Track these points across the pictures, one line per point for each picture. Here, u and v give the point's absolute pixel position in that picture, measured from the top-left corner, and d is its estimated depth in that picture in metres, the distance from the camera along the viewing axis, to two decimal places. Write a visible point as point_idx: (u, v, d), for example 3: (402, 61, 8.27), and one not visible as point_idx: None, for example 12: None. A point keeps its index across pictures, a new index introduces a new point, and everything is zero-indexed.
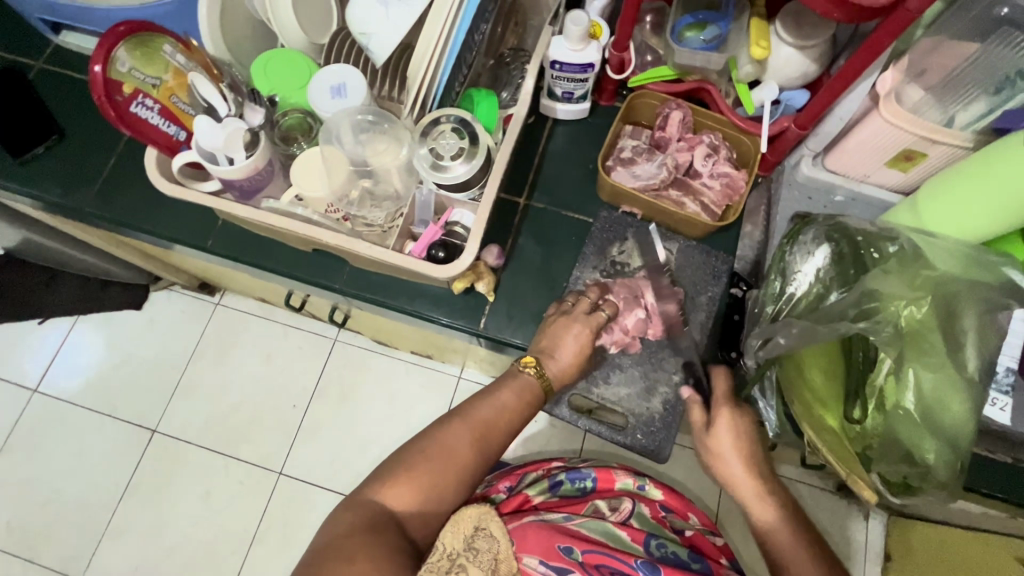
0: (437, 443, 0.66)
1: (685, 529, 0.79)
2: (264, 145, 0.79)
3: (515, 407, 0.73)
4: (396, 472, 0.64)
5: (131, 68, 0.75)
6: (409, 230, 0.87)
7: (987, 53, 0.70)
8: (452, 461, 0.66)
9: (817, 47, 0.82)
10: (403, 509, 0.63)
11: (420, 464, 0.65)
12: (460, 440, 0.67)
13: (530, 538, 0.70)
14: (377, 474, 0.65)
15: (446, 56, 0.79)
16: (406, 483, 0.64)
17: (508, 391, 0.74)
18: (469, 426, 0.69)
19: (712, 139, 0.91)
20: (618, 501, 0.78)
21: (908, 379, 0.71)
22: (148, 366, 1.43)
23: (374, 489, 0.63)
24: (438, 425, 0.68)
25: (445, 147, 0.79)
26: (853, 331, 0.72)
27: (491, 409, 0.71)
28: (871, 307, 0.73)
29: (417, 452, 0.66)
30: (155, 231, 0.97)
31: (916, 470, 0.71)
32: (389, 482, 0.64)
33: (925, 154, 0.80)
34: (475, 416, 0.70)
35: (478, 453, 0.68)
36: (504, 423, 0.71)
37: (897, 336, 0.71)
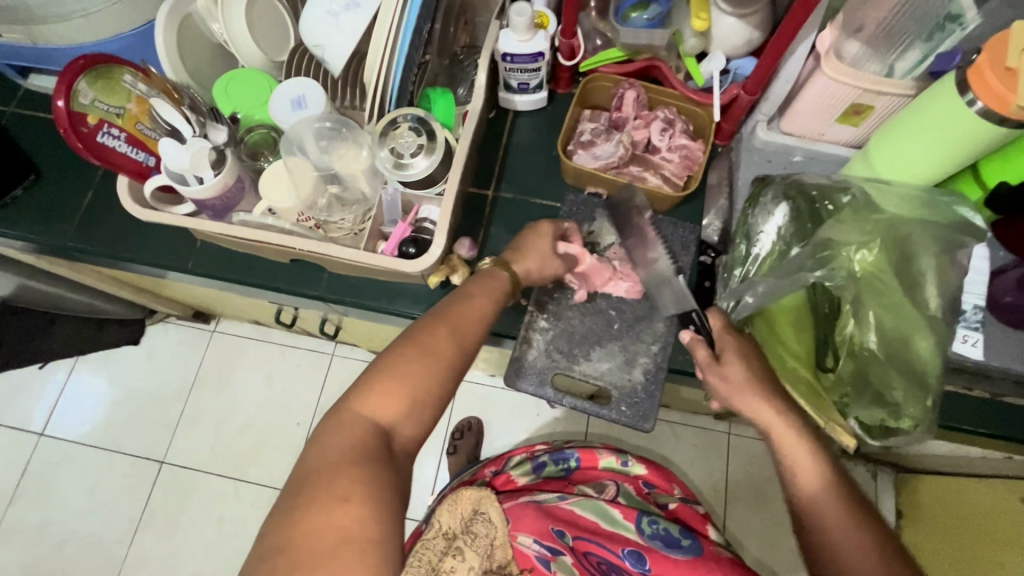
0: (418, 349, 0.62)
1: (669, 503, 0.81)
2: (231, 161, 0.82)
3: (489, 308, 0.70)
4: (376, 383, 0.60)
5: (94, 99, 0.78)
6: (378, 230, 0.87)
7: (916, 2, 0.73)
8: (434, 367, 0.62)
9: (756, 14, 0.85)
10: (388, 418, 0.59)
11: (403, 372, 0.60)
12: (440, 343, 0.64)
13: (525, 517, 0.73)
14: (357, 387, 0.60)
15: (397, 57, 0.81)
16: (391, 391, 0.59)
17: (483, 295, 0.71)
18: (448, 329, 0.65)
19: (667, 114, 0.93)
20: (603, 484, 0.81)
21: (870, 321, 0.73)
22: (150, 397, 1.45)
23: (356, 405, 0.59)
24: (416, 332, 0.64)
25: (404, 145, 0.81)
26: (812, 279, 0.75)
27: (469, 315, 0.67)
28: (826, 255, 0.76)
29: (398, 360, 0.61)
30: (137, 259, 0.99)
31: (889, 411, 0.73)
32: (373, 391, 0.59)
33: (871, 106, 0.82)
34: (455, 321, 0.66)
35: (461, 355, 0.65)
36: (483, 323, 0.68)
37: (852, 280, 0.74)
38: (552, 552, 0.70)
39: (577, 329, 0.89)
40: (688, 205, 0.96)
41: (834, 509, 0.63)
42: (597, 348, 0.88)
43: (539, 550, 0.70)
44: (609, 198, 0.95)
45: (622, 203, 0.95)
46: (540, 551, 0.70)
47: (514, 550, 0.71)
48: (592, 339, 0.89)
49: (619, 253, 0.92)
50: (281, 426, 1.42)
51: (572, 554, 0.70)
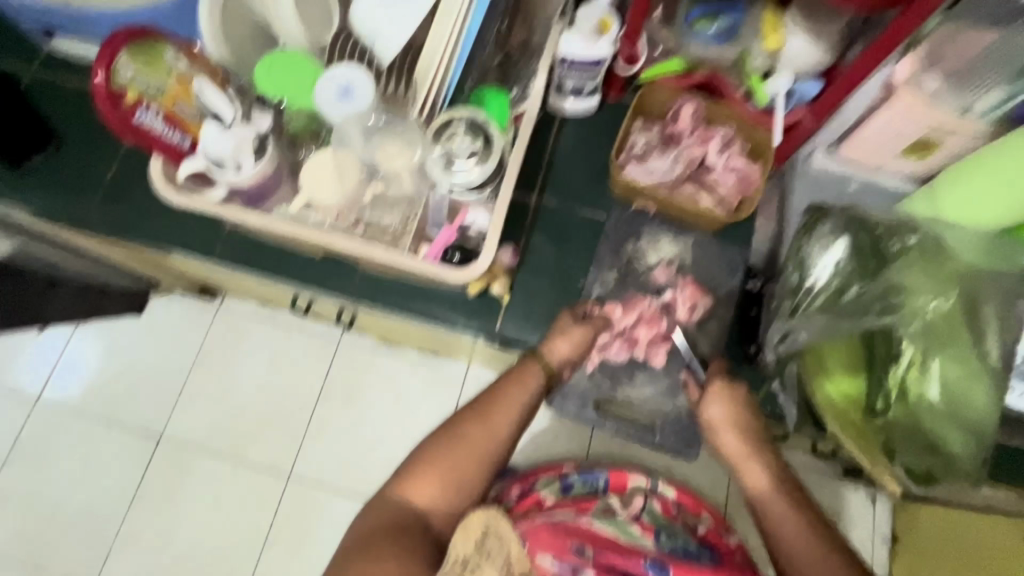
0: (455, 441, 0.67)
1: (698, 525, 0.79)
2: (273, 149, 0.78)
3: (523, 400, 0.72)
4: (415, 468, 0.66)
5: (134, 75, 0.74)
6: (423, 232, 0.86)
7: (1006, 41, 0.69)
8: (468, 459, 0.66)
9: (831, 37, 0.81)
10: (427, 501, 0.65)
11: (440, 460, 0.66)
12: (476, 437, 0.68)
13: (543, 535, 0.67)
14: (401, 470, 0.67)
15: (456, 60, 0.80)
16: (427, 480, 0.65)
17: (518, 386, 0.72)
18: (483, 424, 0.68)
19: (726, 133, 0.89)
20: (629, 498, 0.79)
21: (932, 370, 0.72)
22: (152, 372, 1.41)
23: (398, 485, 0.65)
24: (455, 425, 0.68)
25: (459, 149, 0.77)
26: (879, 326, 0.74)
27: (505, 408, 0.70)
28: (896, 300, 0.74)
29: (436, 448, 0.67)
30: (157, 239, 0.95)
31: (939, 460, 0.72)
32: (411, 480, 0.65)
33: (940, 142, 0.80)
34: (490, 414, 0.69)
35: (494, 447, 0.68)
36: (519, 416, 0.71)
37: (925, 331, 0.72)
38: (574, 570, 0.66)
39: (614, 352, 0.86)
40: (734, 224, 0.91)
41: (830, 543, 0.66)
42: (641, 373, 0.87)
43: (559, 569, 0.66)
44: (656, 214, 0.93)
45: (666, 220, 0.93)
46: (561, 570, 0.66)
47: (533, 570, 0.65)
48: (636, 362, 0.87)
49: (666, 274, 0.90)
50: (287, 414, 1.38)
51: (595, 568, 0.67)
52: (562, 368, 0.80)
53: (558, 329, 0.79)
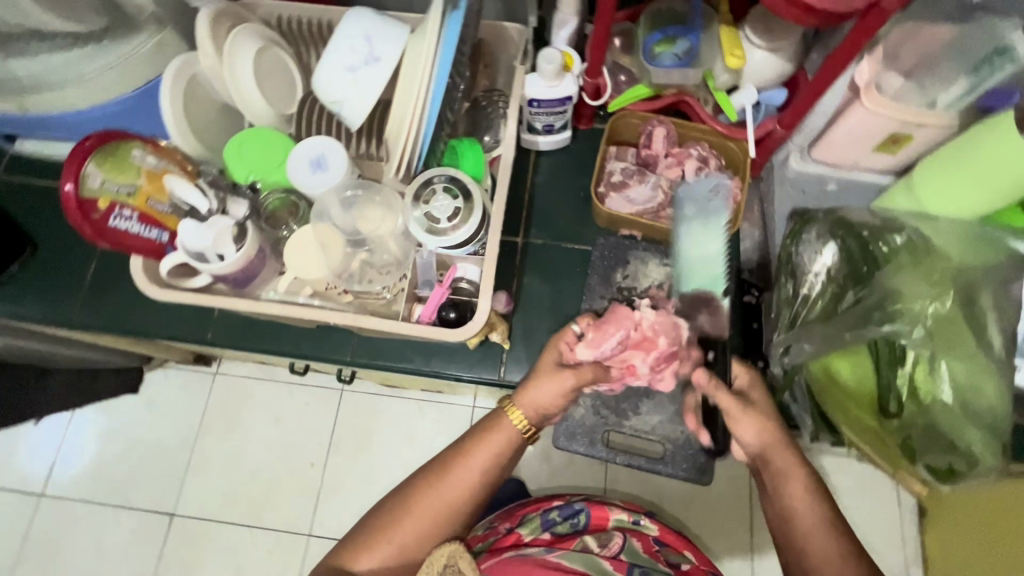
0: (403, 507, 0.64)
1: (680, 564, 0.75)
2: (253, 234, 0.77)
3: (488, 459, 0.66)
4: (361, 538, 0.64)
5: (103, 181, 0.72)
6: (414, 292, 0.84)
7: (964, 34, 0.71)
8: (416, 524, 0.64)
9: (790, 48, 0.83)
10: (377, 571, 0.63)
11: (387, 532, 0.64)
12: (428, 508, 0.64)
13: (508, 575, 0.66)
14: (350, 540, 0.64)
15: (425, 119, 0.76)
16: (373, 547, 0.63)
17: (481, 450, 0.66)
18: (436, 494, 0.64)
19: (700, 151, 0.90)
20: (606, 536, 0.75)
21: (942, 370, 0.70)
22: (156, 451, 1.38)
23: (343, 555, 0.64)
24: (406, 494, 0.65)
25: (439, 209, 0.77)
26: (879, 335, 0.72)
27: (465, 467, 0.65)
28: (894, 308, 0.72)
29: (385, 519, 0.64)
30: (148, 329, 0.94)
31: (960, 459, 0.70)
32: (359, 549, 0.63)
33: (911, 136, 0.81)
34: (445, 476, 0.65)
35: (448, 516, 0.64)
36: (481, 475, 0.65)
37: (928, 337, 0.71)
38: None
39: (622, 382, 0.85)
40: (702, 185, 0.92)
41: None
42: (645, 402, 0.85)
43: None
44: (643, 238, 0.93)
45: (654, 242, 0.93)
46: None
47: None
48: (640, 391, 0.85)
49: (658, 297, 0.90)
50: (299, 472, 1.36)
51: None
52: (546, 417, 0.69)
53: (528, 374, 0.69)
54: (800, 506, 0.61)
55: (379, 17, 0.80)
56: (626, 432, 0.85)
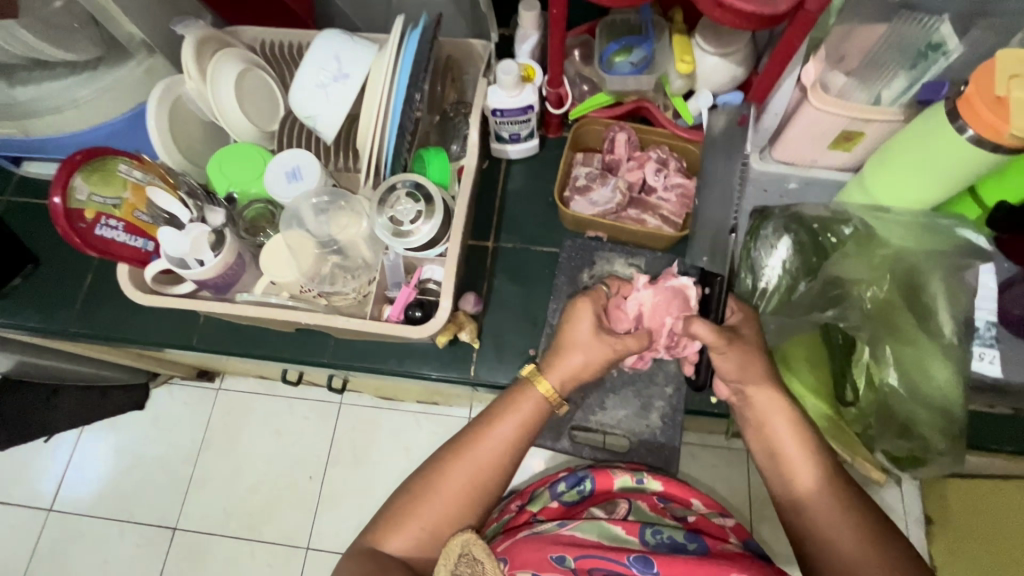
0: (431, 484, 0.65)
1: (687, 515, 0.77)
2: (231, 240, 0.82)
3: (514, 430, 0.67)
4: (391, 518, 0.64)
5: (91, 194, 0.77)
6: (384, 294, 0.88)
7: (895, 30, 0.74)
8: (445, 501, 0.64)
9: (739, 53, 0.86)
10: (409, 550, 0.63)
11: (417, 508, 0.64)
12: (458, 483, 0.65)
13: (523, 552, 0.67)
14: (384, 516, 0.65)
15: (389, 127, 0.81)
16: (404, 526, 0.63)
17: (509, 420, 0.68)
18: (467, 468, 0.65)
19: (660, 154, 0.94)
20: (614, 505, 0.78)
21: (887, 356, 0.72)
22: (158, 466, 1.42)
23: (377, 534, 0.64)
24: (436, 471, 0.65)
25: (403, 212, 0.81)
26: (825, 320, 0.78)
27: (491, 440, 0.66)
28: (837, 294, 0.77)
29: (413, 498, 0.65)
30: (141, 340, 0.98)
31: (916, 443, 0.71)
32: (391, 529, 0.64)
33: (862, 132, 0.82)
34: (471, 451, 0.66)
35: (479, 490, 0.65)
36: (507, 447, 0.66)
37: (867, 318, 0.74)
38: None
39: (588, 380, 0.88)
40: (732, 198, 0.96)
41: (851, 541, 0.58)
42: (611, 397, 0.86)
43: None
44: (608, 239, 0.95)
45: (620, 244, 0.95)
46: None
47: None
48: (605, 387, 0.87)
49: None
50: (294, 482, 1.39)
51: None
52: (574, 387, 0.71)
53: (570, 341, 0.71)
54: (789, 446, 0.64)
55: (347, 37, 0.86)
56: (592, 428, 0.86)
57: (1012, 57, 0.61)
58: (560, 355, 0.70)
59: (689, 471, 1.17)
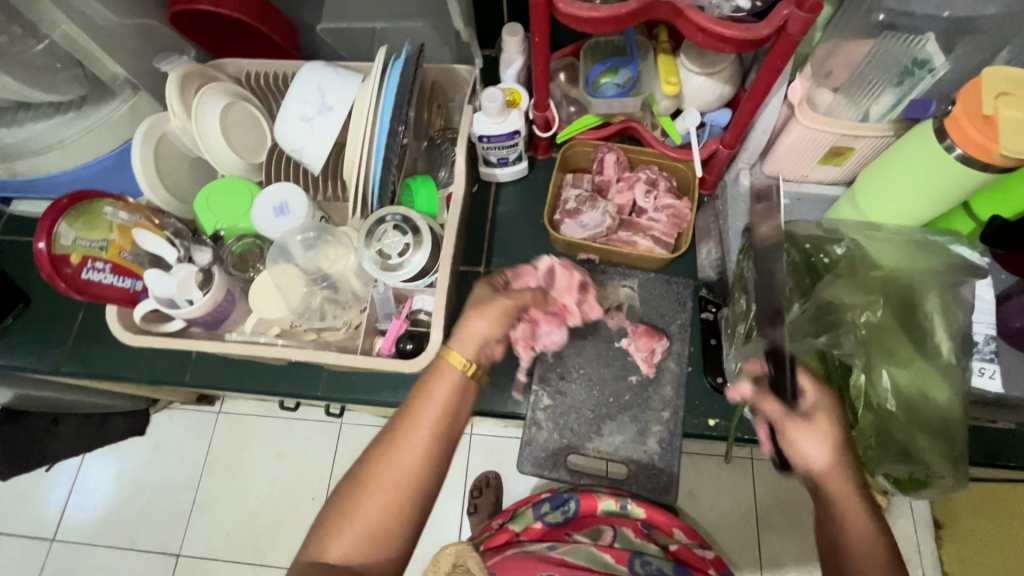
0: (359, 489, 0.57)
1: (670, 544, 0.80)
2: (219, 278, 0.82)
3: (441, 412, 0.61)
4: (325, 529, 0.57)
5: (75, 238, 0.76)
6: (374, 326, 0.87)
7: (882, 47, 0.72)
8: (378, 501, 0.57)
9: (725, 71, 0.86)
10: (351, 558, 0.56)
11: (349, 515, 0.57)
12: (391, 476, 0.58)
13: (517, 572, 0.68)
14: (320, 526, 0.58)
15: (374, 159, 0.81)
16: (339, 537, 0.56)
17: (429, 403, 0.61)
18: (397, 460, 0.58)
19: (649, 174, 0.93)
20: (599, 532, 0.79)
21: (883, 381, 0.70)
22: (160, 492, 1.40)
23: (316, 545, 0.57)
24: (364, 467, 0.58)
25: (390, 245, 0.81)
26: (818, 348, 0.73)
27: (416, 425, 0.60)
28: (831, 318, 0.74)
29: (343, 505, 0.57)
30: (133, 376, 0.98)
31: (918, 467, 0.70)
32: (327, 542, 0.56)
33: (852, 147, 0.82)
34: (397, 443, 0.59)
35: (414, 482, 0.58)
36: (434, 430, 0.60)
37: (861, 344, 0.72)
38: None
39: (584, 405, 0.87)
40: (708, 218, 0.99)
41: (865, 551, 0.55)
42: (607, 423, 0.86)
43: None
44: (601, 261, 0.94)
45: (614, 265, 0.94)
46: None
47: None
48: (601, 413, 0.86)
49: (617, 319, 0.91)
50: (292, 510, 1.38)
51: None
52: (490, 359, 0.66)
53: (468, 318, 0.66)
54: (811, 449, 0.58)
55: (330, 69, 0.85)
56: (590, 455, 0.85)
57: (998, 75, 0.62)
58: (466, 326, 0.66)
59: (692, 487, 1.16)
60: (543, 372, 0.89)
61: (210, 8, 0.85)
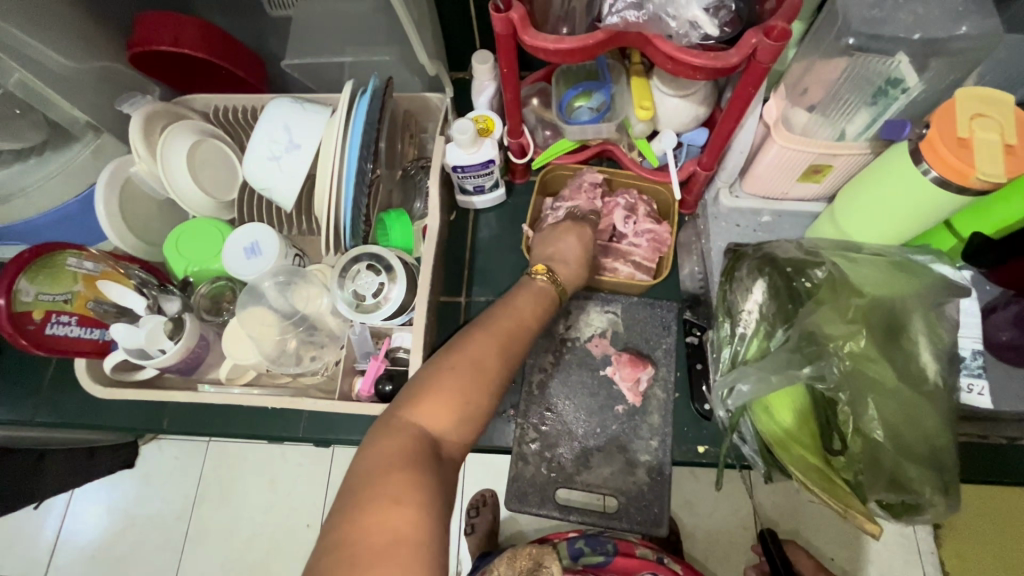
0: (464, 361, 0.58)
1: None
2: (190, 324, 0.80)
3: (536, 314, 0.66)
4: (421, 392, 0.56)
5: (37, 293, 0.74)
6: (352, 367, 0.84)
7: (857, 66, 0.71)
8: (479, 375, 0.58)
9: (699, 93, 0.82)
10: (438, 426, 0.55)
11: (449, 379, 0.56)
12: (489, 355, 0.59)
13: None
14: (406, 394, 0.57)
15: (344, 196, 0.78)
16: (437, 402, 0.55)
17: (525, 305, 0.66)
18: (495, 342, 0.61)
19: (629, 199, 0.92)
20: None
21: (869, 414, 0.69)
22: (149, 526, 1.15)
23: (403, 409, 0.55)
24: (463, 342, 0.60)
25: (364, 286, 0.80)
26: (802, 378, 0.71)
27: (516, 317, 0.64)
28: (812, 350, 0.71)
29: (441, 371, 0.57)
30: (110, 425, 0.95)
31: (908, 494, 0.69)
32: (421, 404, 0.55)
33: (830, 165, 0.80)
34: (499, 326, 0.62)
35: (511, 366, 0.60)
36: (530, 326, 0.65)
37: (847, 375, 0.70)
38: None
39: (577, 429, 0.86)
40: (691, 237, 0.98)
41: None
42: (595, 455, 0.85)
43: None
44: (583, 287, 0.93)
45: (595, 291, 0.93)
46: None
47: None
48: (588, 446, 0.85)
49: (601, 346, 0.90)
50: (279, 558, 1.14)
51: None
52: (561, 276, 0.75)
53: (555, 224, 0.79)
54: None
55: (298, 105, 0.83)
56: (578, 489, 0.84)
57: (971, 97, 0.62)
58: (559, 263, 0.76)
59: None
60: (529, 405, 0.87)
61: (171, 48, 0.83)
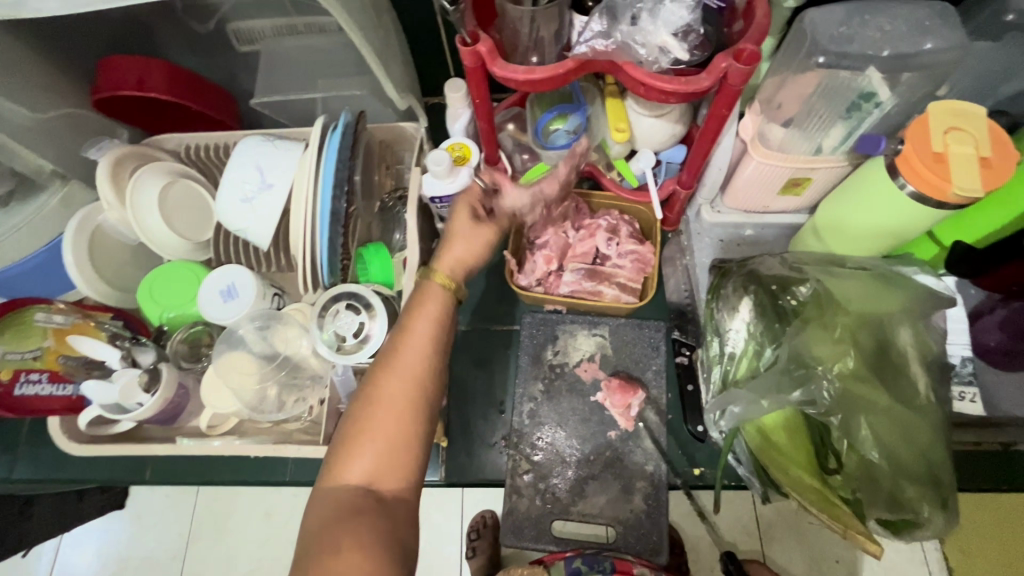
0: (371, 405, 0.58)
1: None
2: (167, 374, 0.77)
3: (433, 328, 0.62)
4: (344, 447, 0.57)
5: (5, 352, 0.75)
6: (337, 408, 0.80)
7: (830, 81, 0.70)
8: (390, 415, 0.58)
9: (675, 111, 0.81)
10: (370, 476, 0.56)
11: (364, 428, 0.57)
12: (395, 391, 0.59)
13: None
14: (333, 455, 0.58)
15: (319, 234, 0.77)
16: (357, 453, 0.57)
17: (416, 321, 0.62)
18: (398, 374, 0.59)
19: (609, 221, 0.91)
20: None
21: (863, 436, 0.68)
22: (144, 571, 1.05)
23: (331, 475, 0.57)
24: (370, 384, 0.60)
25: (343, 326, 0.77)
26: (793, 402, 0.69)
27: (411, 339, 0.61)
28: (801, 373, 0.70)
29: (357, 422, 0.58)
30: (90, 477, 0.93)
31: (906, 511, 0.68)
32: (346, 459, 0.57)
33: (809, 177, 0.79)
34: (395, 358, 0.60)
35: (420, 397, 0.59)
36: (429, 343, 0.61)
37: (841, 397, 0.69)
38: None
39: (569, 454, 0.85)
40: (675, 254, 0.97)
41: None
42: (591, 483, 0.83)
43: None
44: (568, 311, 0.92)
45: (581, 314, 0.92)
46: None
47: None
48: (583, 475, 0.84)
49: (590, 371, 0.89)
50: None
51: None
52: (467, 277, 0.69)
53: (452, 233, 0.69)
54: None
55: (269, 143, 0.82)
56: (574, 520, 0.82)
57: (945, 110, 0.63)
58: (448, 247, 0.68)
59: None
60: (520, 436, 0.86)
61: (136, 91, 0.82)
